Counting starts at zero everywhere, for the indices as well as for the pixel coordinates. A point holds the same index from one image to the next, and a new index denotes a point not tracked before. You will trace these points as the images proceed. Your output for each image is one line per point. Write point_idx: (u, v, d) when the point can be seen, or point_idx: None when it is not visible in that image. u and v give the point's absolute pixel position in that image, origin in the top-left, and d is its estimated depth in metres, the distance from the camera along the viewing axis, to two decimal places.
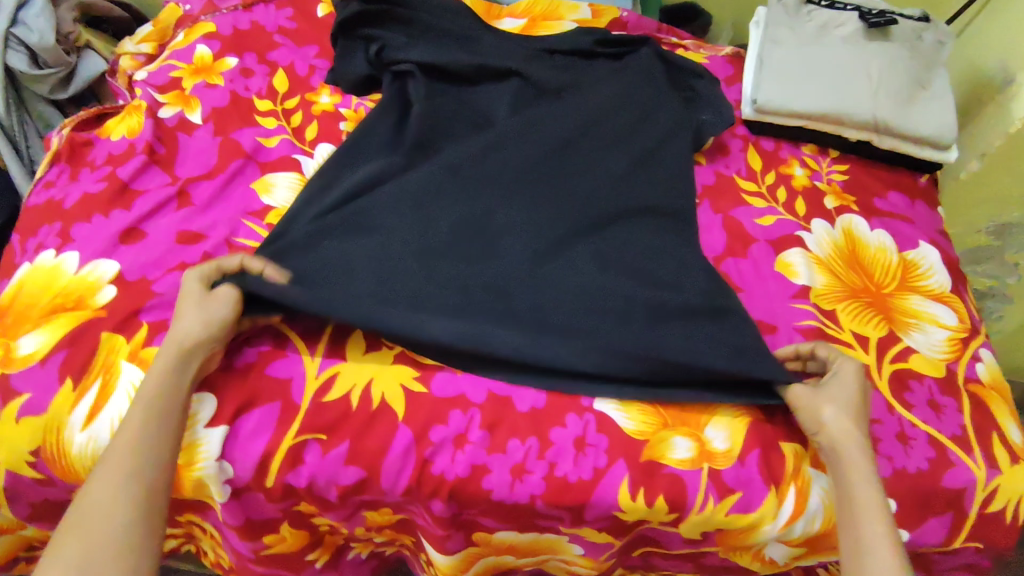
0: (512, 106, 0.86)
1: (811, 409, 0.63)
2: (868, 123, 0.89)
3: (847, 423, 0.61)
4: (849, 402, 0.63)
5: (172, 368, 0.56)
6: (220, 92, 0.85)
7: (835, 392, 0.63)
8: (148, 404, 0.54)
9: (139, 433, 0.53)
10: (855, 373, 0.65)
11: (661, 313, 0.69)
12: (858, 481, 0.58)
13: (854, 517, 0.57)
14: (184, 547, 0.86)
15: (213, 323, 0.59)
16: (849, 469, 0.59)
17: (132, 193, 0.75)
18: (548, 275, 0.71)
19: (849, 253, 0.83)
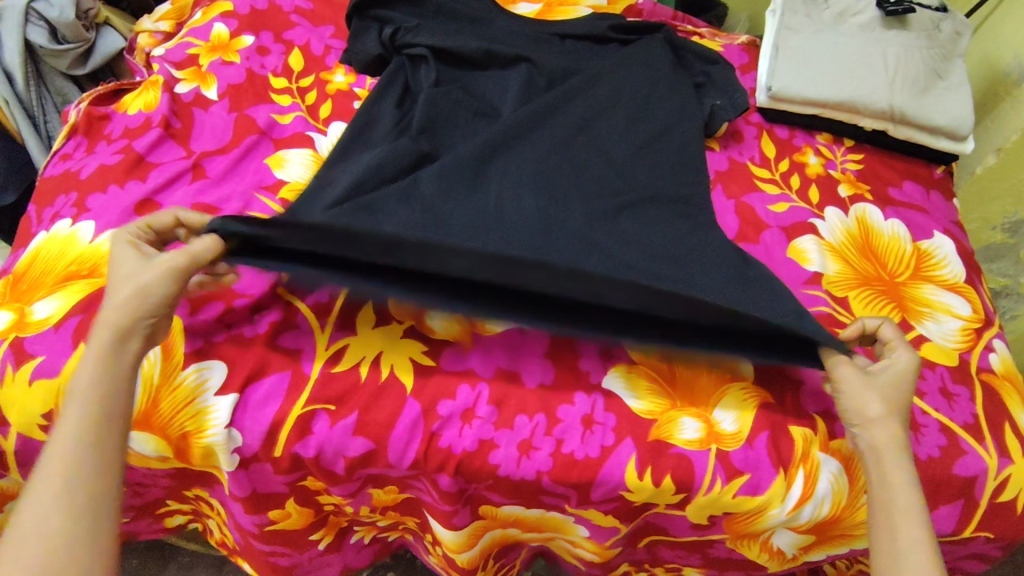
0: (523, 90, 0.85)
1: (859, 396, 0.59)
2: (885, 112, 0.88)
3: (893, 423, 0.58)
4: (897, 398, 0.60)
5: (108, 352, 0.53)
6: (236, 69, 0.85)
7: (885, 387, 0.60)
8: (84, 395, 0.51)
9: (78, 424, 0.50)
10: (910, 368, 0.62)
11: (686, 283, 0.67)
12: (901, 483, 0.56)
13: (894, 521, 0.55)
14: (190, 525, 0.87)
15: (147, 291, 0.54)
16: (892, 470, 0.57)
17: (148, 165, 0.76)
18: (564, 249, 0.68)
19: (862, 241, 0.83)
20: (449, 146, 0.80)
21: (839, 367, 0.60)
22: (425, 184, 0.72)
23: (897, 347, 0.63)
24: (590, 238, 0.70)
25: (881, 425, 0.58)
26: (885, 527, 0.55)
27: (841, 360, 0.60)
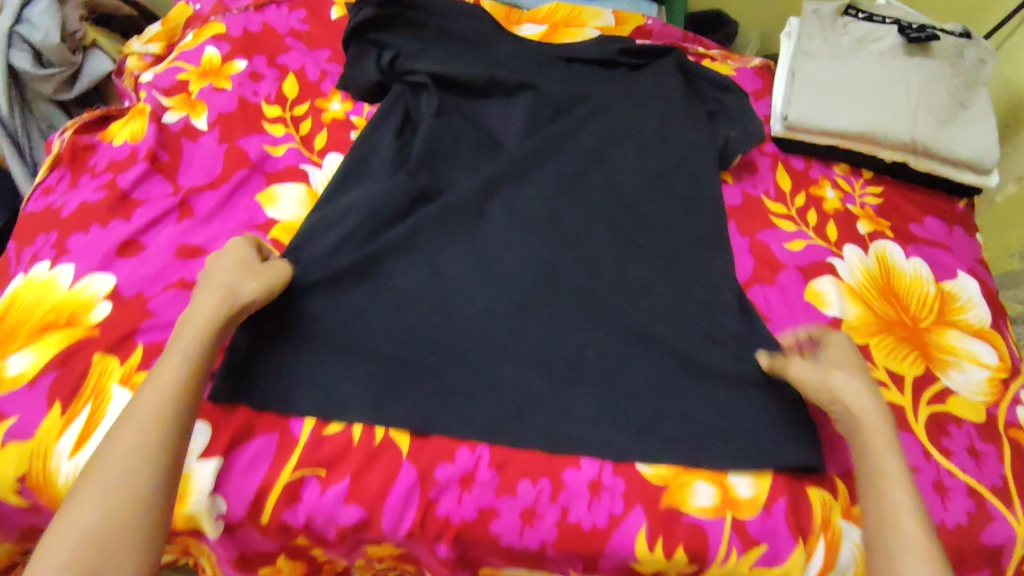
0: (526, 122, 0.81)
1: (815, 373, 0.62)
2: (907, 144, 0.84)
3: (864, 392, 0.59)
4: (853, 369, 0.62)
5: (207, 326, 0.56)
6: (227, 96, 0.81)
7: (840, 362, 0.63)
8: (182, 362, 0.54)
9: (165, 389, 0.52)
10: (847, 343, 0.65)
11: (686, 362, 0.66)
12: (884, 450, 0.56)
13: (879, 489, 0.55)
14: (183, 559, 0.80)
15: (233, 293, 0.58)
16: (873, 434, 0.57)
17: (132, 203, 0.72)
18: (562, 308, 0.69)
19: (883, 283, 0.79)
20: (451, 181, 0.76)
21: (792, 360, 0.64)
22: (424, 240, 0.71)
23: (827, 332, 0.66)
24: (580, 296, 0.70)
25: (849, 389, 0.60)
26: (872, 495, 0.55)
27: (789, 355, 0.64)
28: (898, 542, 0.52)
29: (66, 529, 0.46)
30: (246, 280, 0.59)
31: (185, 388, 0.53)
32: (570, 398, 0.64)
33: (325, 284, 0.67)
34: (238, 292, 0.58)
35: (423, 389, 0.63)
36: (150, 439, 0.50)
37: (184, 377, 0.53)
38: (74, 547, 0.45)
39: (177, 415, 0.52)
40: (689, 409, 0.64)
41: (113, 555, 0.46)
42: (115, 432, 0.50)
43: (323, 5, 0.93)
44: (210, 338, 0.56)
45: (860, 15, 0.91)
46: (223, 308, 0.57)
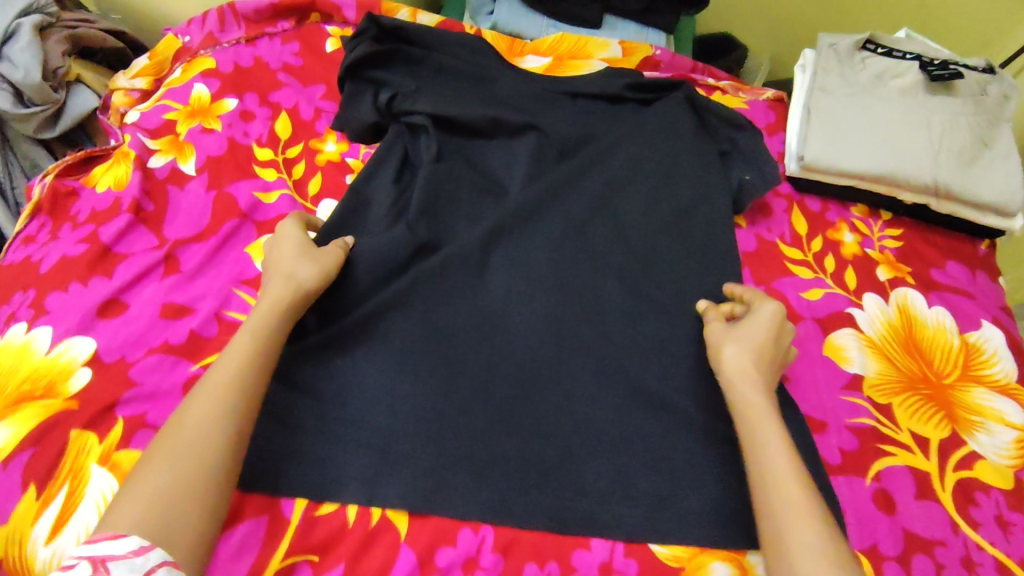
0: (529, 164, 0.77)
1: (715, 350, 0.61)
2: (929, 188, 0.80)
3: (751, 365, 0.58)
4: (755, 338, 0.59)
5: (276, 305, 0.58)
6: (216, 138, 0.77)
7: (743, 332, 0.60)
8: (253, 336, 0.55)
9: (236, 360, 0.53)
10: (769, 313, 0.62)
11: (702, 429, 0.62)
12: (771, 433, 0.53)
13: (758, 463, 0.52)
14: None
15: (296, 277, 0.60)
16: (758, 417, 0.54)
17: (115, 257, 0.68)
18: (571, 368, 0.65)
19: (905, 335, 0.75)
20: (452, 231, 0.73)
21: (708, 330, 0.63)
22: (423, 295, 0.67)
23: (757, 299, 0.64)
24: (589, 354, 0.66)
25: (737, 359, 0.58)
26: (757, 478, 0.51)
27: (709, 322, 0.64)
28: (789, 523, 0.47)
29: (137, 489, 0.45)
30: (307, 266, 0.62)
31: (258, 365, 0.54)
32: (580, 469, 0.60)
33: (321, 350, 0.63)
34: (300, 276, 0.60)
35: (423, 462, 0.59)
36: (224, 410, 0.50)
37: (255, 349, 0.55)
38: (146, 500, 0.45)
39: (250, 389, 0.52)
40: (706, 482, 0.60)
41: (183, 517, 0.45)
42: (191, 402, 0.51)
43: (317, 37, 0.89)
44: (277, 319, 0.58)
45: (878, 50, 0.88)
46: (290, 289, 0.59)
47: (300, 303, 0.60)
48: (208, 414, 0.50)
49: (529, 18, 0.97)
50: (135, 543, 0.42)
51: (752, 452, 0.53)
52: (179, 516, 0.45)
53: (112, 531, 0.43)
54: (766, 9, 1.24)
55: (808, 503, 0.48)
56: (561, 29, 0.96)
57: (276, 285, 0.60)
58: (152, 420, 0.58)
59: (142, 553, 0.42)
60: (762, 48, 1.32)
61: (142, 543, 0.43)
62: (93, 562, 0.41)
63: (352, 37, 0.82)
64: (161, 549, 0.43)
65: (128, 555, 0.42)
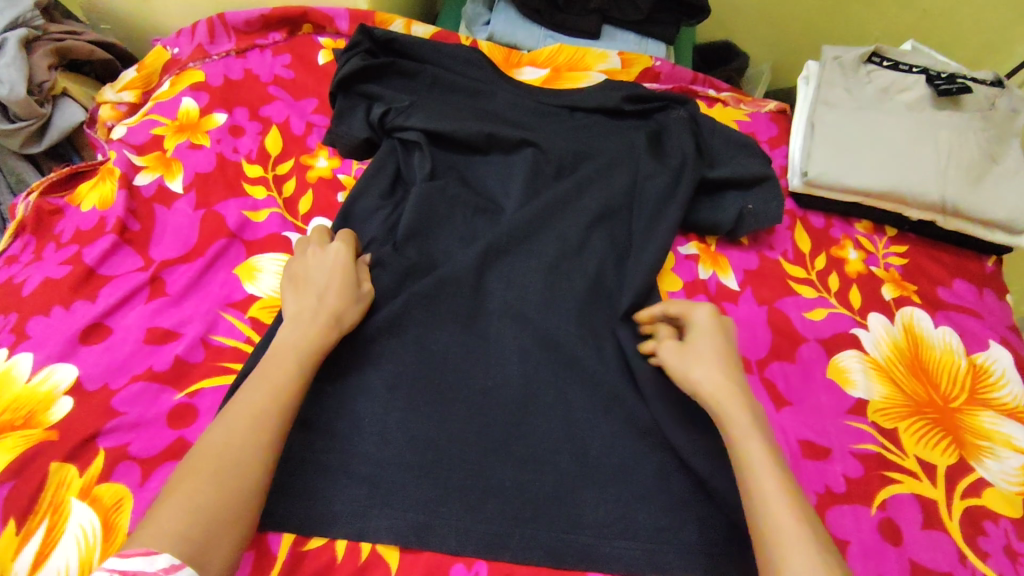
0: (525, 182, 0.75)
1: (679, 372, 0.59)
2: (935, 204, 0.78)
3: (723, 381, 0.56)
4: (713, 355, 0.59)
5: (325, 338, 0.58)
6: (205, 154, 0.76)
7: (699, 349, 0.60)
8: (304, 363, 0.55)
9: (278, 379, 0.53)
10: (710, 326, 0.61)
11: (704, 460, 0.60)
12: (763, 465, 0.50)
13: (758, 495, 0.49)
14: None
15: (343, 318, 0.60)
16: (745, 445, 0.52)
17: (99, 279, 0.66)
18: (568, 394, 0.63)
19: (911, 357, 0.73)
20: (446, 251, 0.71)
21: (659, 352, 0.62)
22: (413, 318, 0.65)
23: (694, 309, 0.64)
24: (588, 379, 0.64)
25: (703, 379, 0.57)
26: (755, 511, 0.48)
27: (659, 346, 0.63)
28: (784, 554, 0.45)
29: (174, 505, 0.44)
30: (352, 308, 0.61)
31: (296, 391, 0.53)
32: (577, 501, 0.58)
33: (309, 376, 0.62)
34: (346, 319, 0.60)
35: (415, 493, 0.57)
36: (264, 433, 0.49)
37: (304, 374, 0.54)
38: (182, 519, 0.43)
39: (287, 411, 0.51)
40: (709, 515, 0.58)
41: (219, 539, 0.44)
42: (228, 417, 0.50)
43: (309, 49, 0.87)
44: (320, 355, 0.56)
45: (884, 62, 0.85)
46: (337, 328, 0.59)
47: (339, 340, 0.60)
48: (249, 434, 0.49)
49: (527, 28, 0.95)
50: (167, 562, 0.41)
51: (746, 483, 0.50)
52: (211, 538, 0.44)
53: (143, 547, 0.41)
54: (767, 17, 1.22)
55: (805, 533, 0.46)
56: (559, 40, 0.95)
57: (323, 318, 0.59)
58: (134, 451, 0.56)
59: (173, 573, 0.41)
60: (763, 57, 1.30)
61: (171, 561, 0.41)
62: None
63: (345, 50, 0.81)
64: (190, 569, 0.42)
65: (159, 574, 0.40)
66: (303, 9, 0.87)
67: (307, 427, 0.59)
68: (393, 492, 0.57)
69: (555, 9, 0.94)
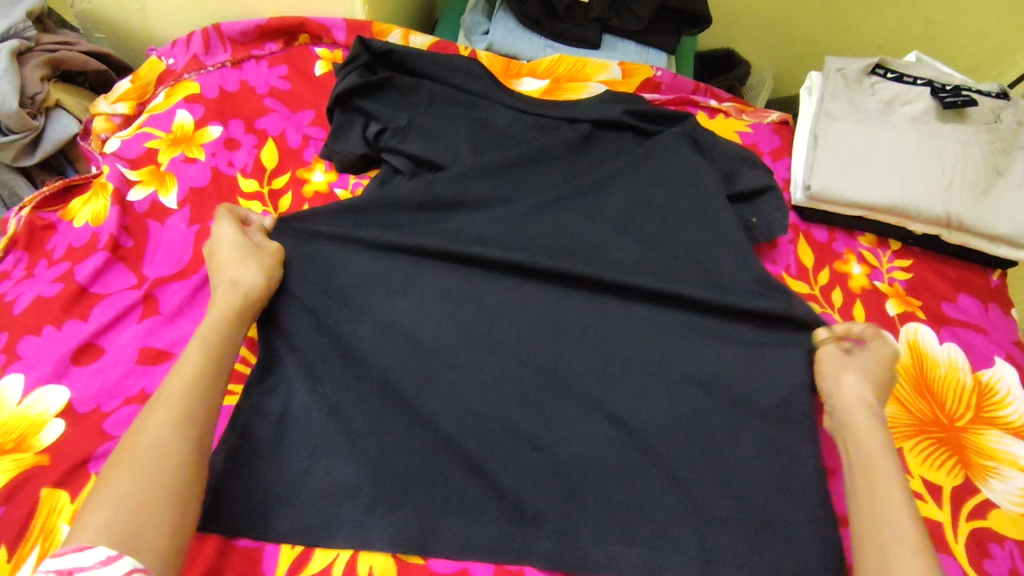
0: (521, 196, 0.74)
1: (834, 378, 0.62)
2: (939, 219, 0.77)
3: (869, 399, 0.60)
4: (876, 379, 0.62)
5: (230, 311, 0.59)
6: (200, 168, 0.75)
7: (864, 365, 0.62)
8: (206, 342, 0.56)
9: (191, 365, 0.53)
10: (888, 357, 0.64)
11: (707, 481, 0.58)
12: (889, 471, 0.54)
13: (875, 493, 0.53)
14: None
15: (239, 285, 0.60)
16: (876, 454, 0.55)
17: (91, 297, 0.65)
18: (567, 413, 0.61)
19: (917, 374, 0.72)
20: None
21: (818, 354, 0.64)
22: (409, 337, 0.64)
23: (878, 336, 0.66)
24: (588, 394, 0.62)
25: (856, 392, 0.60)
26: (862, 512, 0.53)
27: (824, 346, 0.64)
28: (895, 549, 0.49)
29: (104, 497, 0.45)
30: (251, 271, 0.61)
31: (214, 373, 0.54)
32: (575, 524, 0.56)
33: (302, 396, 0.60)
34: (244, 282, 0.60)
35: (411, 514, 0.55)
36: (186, 419, 0.50)
37: (212, 350, 0.55)
38: (115, 512, 0.44)
39: (206, 397, 0.52)
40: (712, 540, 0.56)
41: (153, 524, 0.45)
42: (149, 410, 0.51)
43: (306, 60, 0.86)
44: (222, 332, 0.57)
45: (888, 74, 0.84)
46: (235, 295, 0.59)
47: (248, 309, 0.60)
48: (170, 420, 0.49)
49: (526, 39, 0.94)
50: (103, 554, 0.42)
51: (867, 486, 0.54)
52: (147, 526, 0.44)
53: (78, 544, 0.43)
54: (769, 26, 1.21)
55: (919, 537, 0.49)
56: (558, 50, 0.93)
57: (223, 293, 0.60)
58: None
59: (112, 563, 0.41)
60: (765, 65, 1.29)
61: (109, 553, 0.42)
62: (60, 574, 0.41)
63: (344, 64, 0.79)
64: (130, 557, 0.42)
65: (96, 565, 0.41)
66: (300, 20, 0.86)
67: (301, 449, 0.58)
68: (390, 513, 0.55)
69: (555, 18, 0.93)
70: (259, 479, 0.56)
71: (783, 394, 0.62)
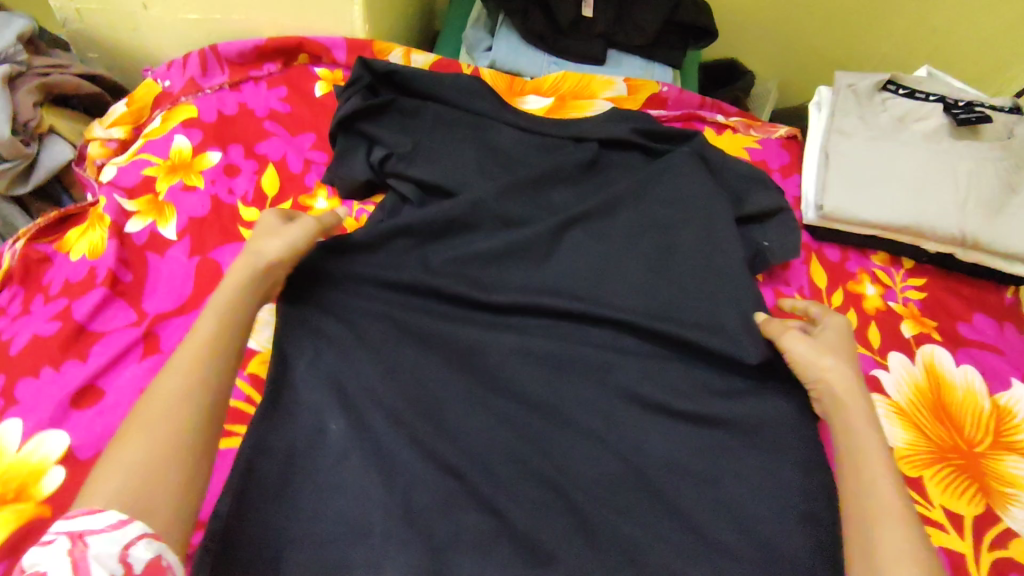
0: (529, 220, 0.72)
1: (812, 363, 0.60)
2: (954, 238, 0.76)
3: (847, 372, 0.59)
4: (845, 354, 0.61)
5: (245, 279, 0.58)
6: (199, 197, 0.73)
7: (829, 341, 0.62)
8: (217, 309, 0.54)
9: (207, 330, 0.53)
10: (845, 327, 0.64)
11: (728, 522, 0.56)
12: (871, 450, 0.54)
13: (861, 474, 0.52)
14: None
15: (259, 254, 0.59)
16: (859, 433, 0.55)
17: (89, 336, 0.63)
18: (581, 449, 0.59)
19: (934, 399, 0.71)
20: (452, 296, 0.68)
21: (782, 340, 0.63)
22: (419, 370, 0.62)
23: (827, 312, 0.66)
24: (599, 429, 0.60)
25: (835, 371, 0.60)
26: (851, 494, 0.52)
27: (785, 331, 0.63)
28: (877, 529, 0.48)
29: (116, 460, 0.45)
30: (269, 243, 0.61)
31: (227, 341, 0.53)
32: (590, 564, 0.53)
33: (308, 434, 0.57)
34: (263, 250, 0.60)
35: (422, 548, 0.52)
36: (195, 384, 0.49)
37: (225, 316, 0.54)
38: (125, 476, 0.44)
39: (219, 363, 0.51)
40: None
41: (159, 488, 0.44)
42: (164, 374, 0.50)
43: (305, 81, 0.84)
44: (239, 297, 0.56)
45: (900, 90, 0.84)
46: (249, 268, 0.58)
47: (264, 280, 0.59)
48: (181, 385, 0.49)
49: (529, 55, 0.92)
50: (114, 518, 0.41)
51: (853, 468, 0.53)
52: (158, 489, 0.44)
53: (89, 507, 0.42)
54: (773, 37, 1.20)
55: (902, 516, 0.49)
56: (562, 67, 0.91)
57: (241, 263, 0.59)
58: None
59: (121, 527, 0.41)
60: (769, 75, 1.27)
61: (120, 517, 0.41)
62: (72, 536, 0.41)
63: (345, 87, 0.78)
64: (139, 523, 0.42)
65: (106, 528, 0.41)
66: (299, 40, 0.84)
67: (310, 489, 0.55)
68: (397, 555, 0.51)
69: (559, 35, 0.91)
70: (270, 522, 0.53)
71: (803, 424, 0.61)
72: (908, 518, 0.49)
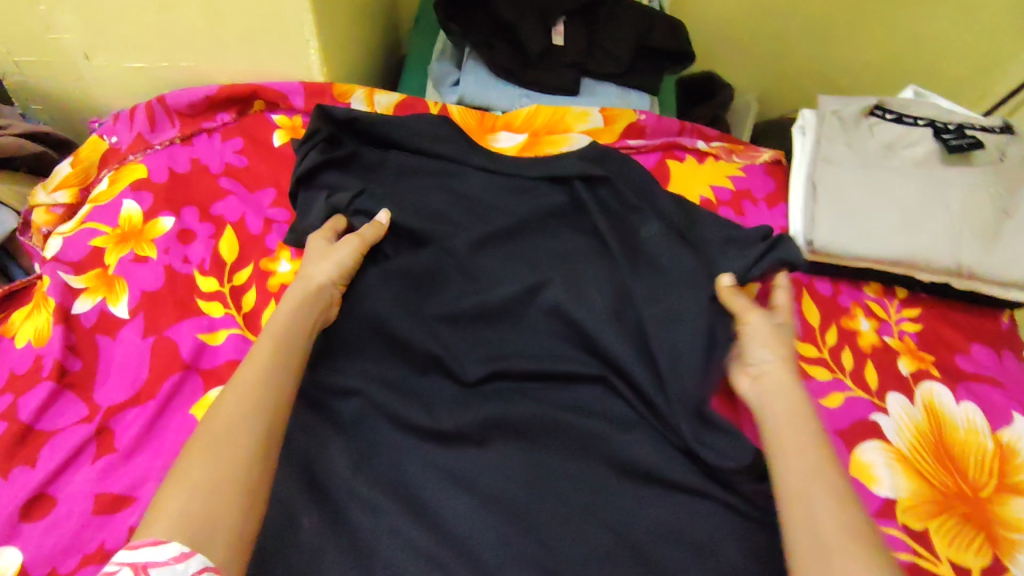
0: (506, 276, 0.69)
1: (770, 349, 0.61)
2: (949, 270, 0.73)
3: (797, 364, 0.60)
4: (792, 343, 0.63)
5: (301, 305, 0.59)
6: (152, 268, 0.68)
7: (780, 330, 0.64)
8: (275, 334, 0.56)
9: (264, 351, 0.53)
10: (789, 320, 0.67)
11: None
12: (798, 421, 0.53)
13: (792, 444, 0.52)
14: None
15: (312, 279, 0.62)
16: (789, 408, 0.55)
17: (39, 436, 0.59)
18: (571, 525, 0.56)
19: (935, 441, 0.68)
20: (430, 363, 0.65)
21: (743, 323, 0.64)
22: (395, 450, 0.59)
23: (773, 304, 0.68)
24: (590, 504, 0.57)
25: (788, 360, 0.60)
26: (783, 464, 0.51)
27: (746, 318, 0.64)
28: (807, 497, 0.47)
29: (180, 481, 0.44)
30: (321, 266, 0.63)
31: (285, 368, 0.53)
32: None
33: (276, 535, 0.53)
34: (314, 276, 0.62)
35: None
36: (255, 405, 0.49)
37: (281, 336, 0.55)
38: (187, 497, 0.42)
39: (278, 390, 0.51)
40: None
41: (219, 516, 0.42)
42: (224, 395, 0.49)
43: (263, 130, 0.80)
44: (297, 321, 0.58)
45: (887, 116, 0.82)
46: (302, 288, 0.61)
47: (317, 300, 0.61)
48: (244, 408, 0.48)
49: (499, 88, 0.87)
50: (177, 550, 0.40)
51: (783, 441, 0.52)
52: (220, 516, 0.42)
53: (152, 537, 0.40)
54: (749, 48, 1.17)
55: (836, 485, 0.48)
56: (535, 99, 0.87)
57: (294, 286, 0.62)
58: None
59: (185, 560, 0.39)
60: (748, 86, 1.24)
61: (181, 550, 0.40)
62: (135, 568, 0.39)
63: (302, 140, 0.74)
64: (201, 555, 0.40)
65: (170, 561, 0.39)
66: (252, 87, 0.79)
67: None
68: None
69: (529, 66, 0.87)
70: None
71: None
72: (841, 488, 0.48)
